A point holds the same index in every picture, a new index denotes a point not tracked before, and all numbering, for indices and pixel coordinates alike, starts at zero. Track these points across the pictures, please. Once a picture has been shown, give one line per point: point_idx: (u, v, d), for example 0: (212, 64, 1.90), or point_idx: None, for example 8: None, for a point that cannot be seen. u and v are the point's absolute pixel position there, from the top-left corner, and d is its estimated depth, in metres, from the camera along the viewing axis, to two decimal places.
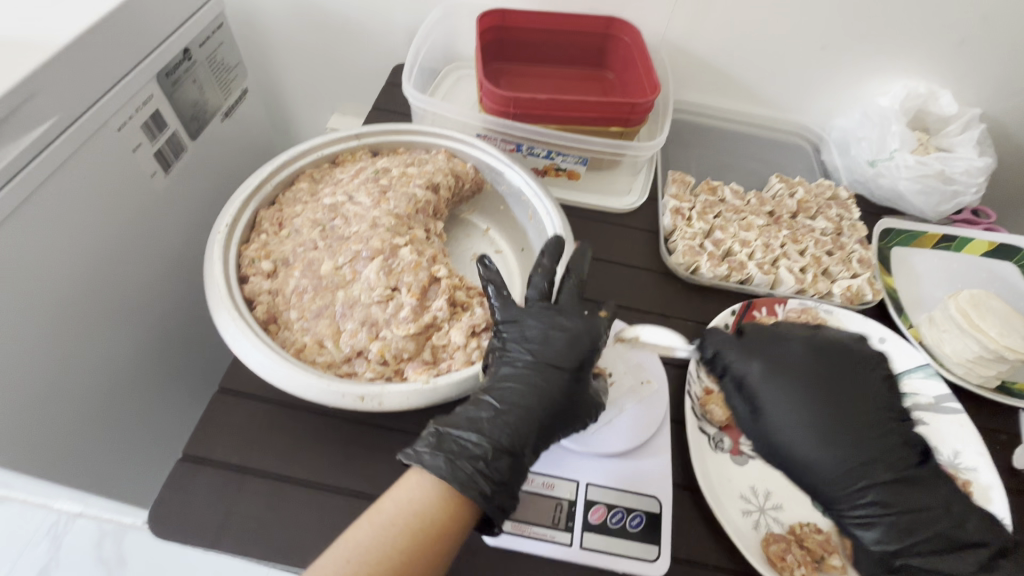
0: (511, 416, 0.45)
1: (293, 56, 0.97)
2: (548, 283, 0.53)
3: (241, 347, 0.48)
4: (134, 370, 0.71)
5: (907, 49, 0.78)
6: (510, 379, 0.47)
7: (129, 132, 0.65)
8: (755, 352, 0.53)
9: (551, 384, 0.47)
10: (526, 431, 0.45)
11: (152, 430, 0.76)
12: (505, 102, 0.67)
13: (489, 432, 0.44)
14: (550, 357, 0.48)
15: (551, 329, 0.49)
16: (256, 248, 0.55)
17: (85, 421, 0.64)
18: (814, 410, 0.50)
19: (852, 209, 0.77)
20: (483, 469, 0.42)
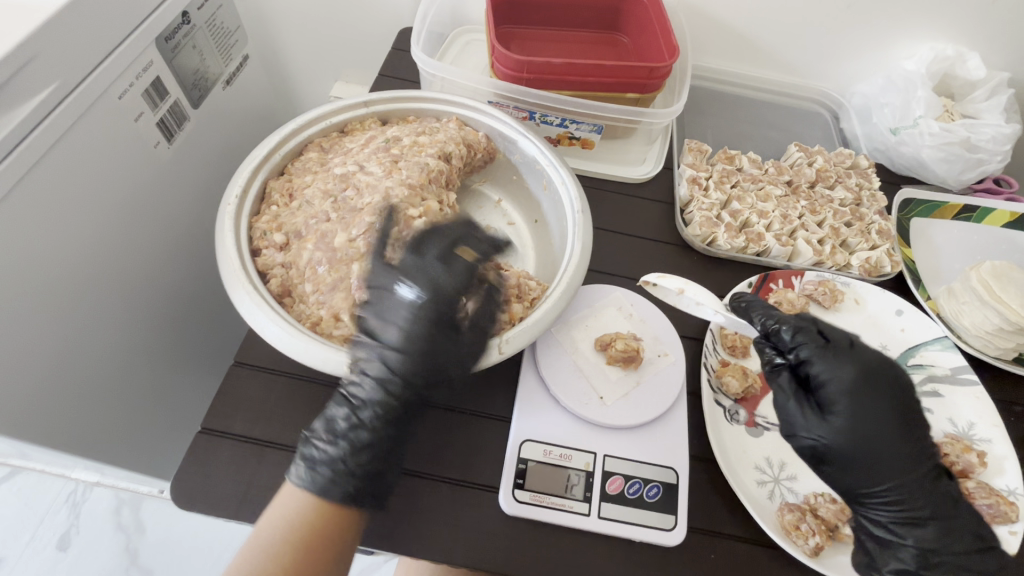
0: (359, 405, 0.45)
1: (294, 19, 0.94)
2: (417, 253, 0.48)
3: (257, 321, 0.47)
4: (145, 345, 0.71)
5: (937, 8, 0.74)
6: (365, 363, 0.45)
7: (130, 100, 0.63)
8: (849, 358, 0.48)
9: (394, 369, 0.45)
10: (359, 425, 0.44)
11: (166, 404, 0.77)
12: (519, 67, 0.65)
13: (342, 433, 0.44)
14: (403, 337, 0.46)
15: (406, 309, 0.46)
16: (268, 220, 0.54)
17: (99, 393, 0.64)
18: (891, 427, 0.46)
19: (872, 178, 0.75)
20: (326, 458, 0.43)
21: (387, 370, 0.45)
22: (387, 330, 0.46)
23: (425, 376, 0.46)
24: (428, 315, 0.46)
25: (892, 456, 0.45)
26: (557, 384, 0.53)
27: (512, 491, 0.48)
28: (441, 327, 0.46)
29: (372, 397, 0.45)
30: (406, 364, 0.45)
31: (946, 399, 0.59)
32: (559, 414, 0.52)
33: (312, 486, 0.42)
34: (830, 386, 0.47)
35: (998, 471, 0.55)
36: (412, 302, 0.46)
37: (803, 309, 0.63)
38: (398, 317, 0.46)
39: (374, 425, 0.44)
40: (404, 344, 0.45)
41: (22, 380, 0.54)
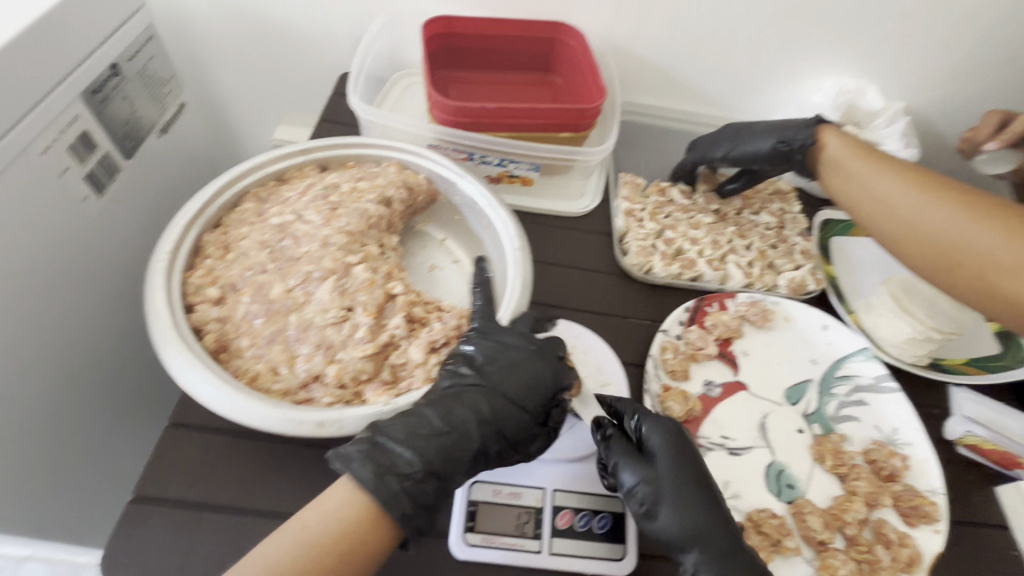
0: (436, 432, 0.45)
1: (231, 65, 0.94)
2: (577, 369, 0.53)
3: (189, 380, 0.46)
4: (75, 407, 0.68)
5: (835, 47, 0.82)
6: (467, 400, 0.47)
7: (55, 156, 0.62)
8: (665, 424, 0.51)
9: (498, 415, 0.48)
10: (465, 452, 0.46)
11: (99, 466, 0.73)
12: (455, 112, 0.67)
13: (423, 451, 0.44)
14: (510, 392, 0.49)
15: (529, 376, 0.49)
16: (202, 274, 0.53)
17: (20, 464, 0.60)
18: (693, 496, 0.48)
19: (792, 202, 0.80)
20: (395, 468, 0.42)
21: (518, 429, 0.48)
22: (510, 393, 0.49)
23: (508, 434, 0.48)
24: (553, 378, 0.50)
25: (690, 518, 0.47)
26: None
27: (463, 534, 0.48)
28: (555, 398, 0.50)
29: (468, 434, 0.46)
30: (515, 415, 0.48)
31: (871, 407, 0.63)
32: None
33: (376, 497, 0.41)
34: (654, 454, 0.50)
35: (921, 472, 0.58)
36: (548, 363, 0.50)
37: (738, 330, 0.67)
38: (523, 381, 0.49)
39: (470, 458, 0.46)
40: (513, 408, 0.48)
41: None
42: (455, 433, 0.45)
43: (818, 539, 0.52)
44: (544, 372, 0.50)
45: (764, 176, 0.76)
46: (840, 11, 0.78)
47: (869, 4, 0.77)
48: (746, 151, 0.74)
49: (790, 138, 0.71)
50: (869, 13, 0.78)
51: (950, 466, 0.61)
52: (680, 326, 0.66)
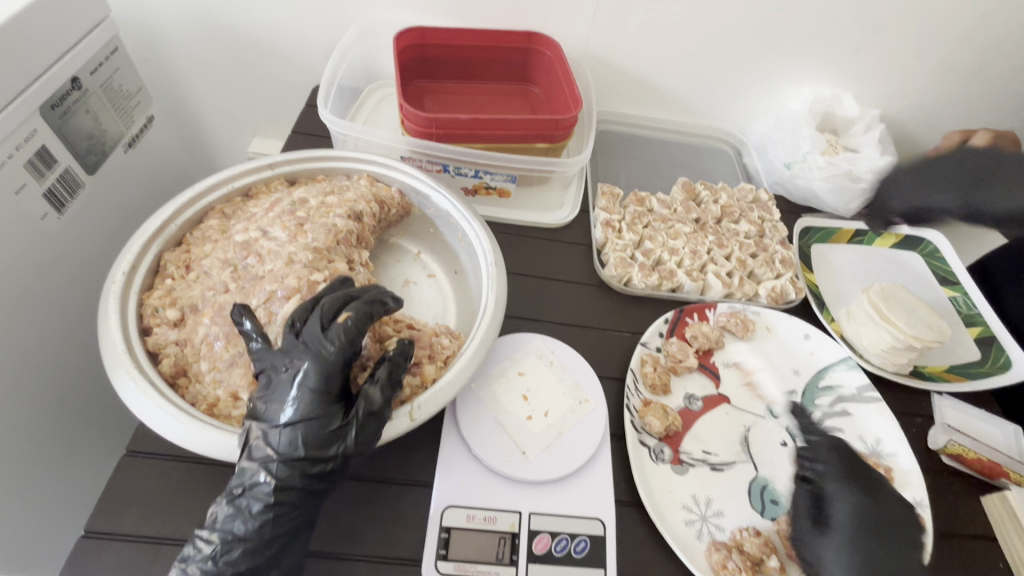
0: (253, 497, 0.41)
1: (202, 77, 0.92)
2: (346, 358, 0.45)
3: (144, 409, 0.44)
4: (32, 434, 0.65)
5: (810, 55, 0.82)
6: (271, 426, 0.43)
7: (10, 173, 0.59)
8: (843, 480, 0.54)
9: (294, 435, 0.42)
10: (282, 487, 0.42)
11: (55, 494, 0.70)
12: (427, 124, 0.66)
13: (247, 505, 0.42)
14: (293, 406, 0.43)
15: (302, 383, 0.43)
16: (160, 295, 0.51)
17: None
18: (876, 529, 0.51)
19: (773, 211, 0.80)
20: (234, 530, 0.41)
21: (329, 432, 0.43)
22: (292, 406, 0.43)
23: (312, 451, 0.42)
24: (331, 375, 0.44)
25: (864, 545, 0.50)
26: (479, 442, 0.51)
27: (435, 563, 0.46)
28: (327, 394, 0.44)
29: (273, 464, 0.42)
30: (306, 431, 0.42)
31: (855, 418, 0.63)
32: (482, 475, 0.50)
33: (216, 560, 0.40)
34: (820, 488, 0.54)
35: (906, 483, 0.57)
36: (302, 364, 0.44)
37: (718, 341, 0.66)
38: (296, 388, 0.43)
39: (290, 486, 0.42)
40: (304, 414, 0.43)
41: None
42: (268, 487, 0.41)
43: (782, 554, 0.52)
44: (305, 375, 0.44)
45: None
46: (814, 20, 0.78)
47: (844, 13, 0.77)
48: None
49: None
50: (844, 22, 0.78)
51: (934, 476, 0.60)
52: (660, 338, 0.65)
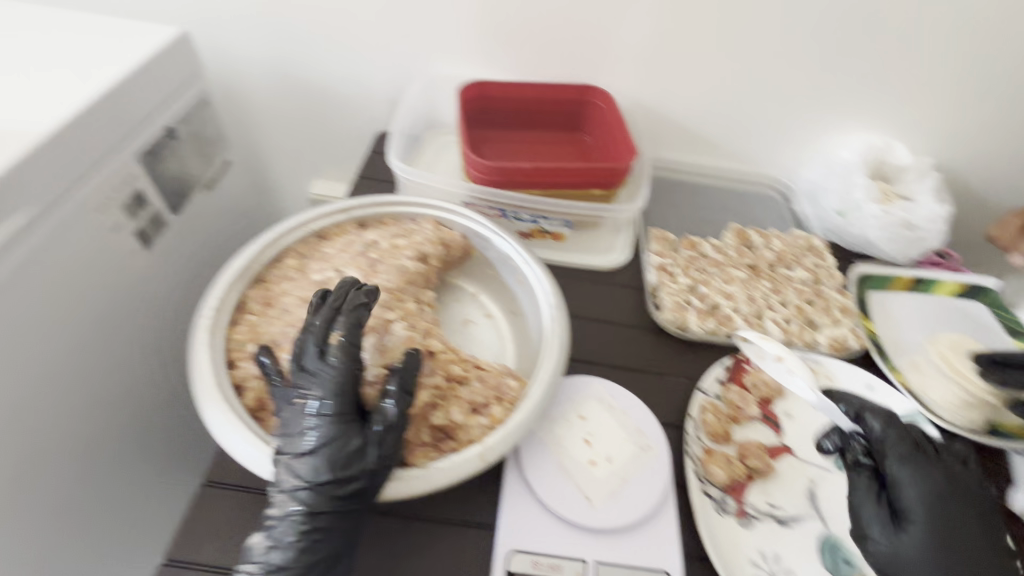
0: (287, 526, 0.43)
1: (274, 125, 0.99)
2: (350, 379, 0.46)
3: (232, 440, 0.46)
4: (104, 458, 0.68)
5: (857, 105, 0.84)
6: (296, 456, 0.44)
7: (109, 213, 0.65)
8: (926, 470, 0.51)
9: (318, 461, 0.44)
10: (314, 515, 0.44)
11: (119, 523, 0.72)
12: (489, 171, 0.70)
13: (281, 537, 0.43)
14: (310, 435, 0.44)
15: (317, 408, 0.45)
16: (245, 330, 0.54)
17: (47, 515, 0.61)
18: (941, 511, 0.49)
19: (827, 257, 0.79)
20: (276, 562, 0.43)
21: (350, 453, 0.44)
22: (310, 433, 0.45)
23: (337, 474, 0.44)
24: (341, 400, 0.45)
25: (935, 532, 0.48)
26: (543, 486, 0.51)
27: None
28: (344, 415, 0.45)
29: (303, 492, 0.44)
30: (330, 456, 0.44)
31: None
32: (546, 520, 0.50)
33: None
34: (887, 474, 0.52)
35: None
36: (313, 391, 0.46)
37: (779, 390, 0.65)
38: (314, 416, 0.45)
39: (324, 511, 0.44)
40: (324, 439, 0.44)
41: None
42: (300, 514, 0.43)
43: None
44: (320, 402, 0.45)
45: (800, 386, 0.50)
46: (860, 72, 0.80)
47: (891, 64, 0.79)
48: None
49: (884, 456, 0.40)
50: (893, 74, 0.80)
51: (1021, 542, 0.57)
52: (719, 384, 0.64)
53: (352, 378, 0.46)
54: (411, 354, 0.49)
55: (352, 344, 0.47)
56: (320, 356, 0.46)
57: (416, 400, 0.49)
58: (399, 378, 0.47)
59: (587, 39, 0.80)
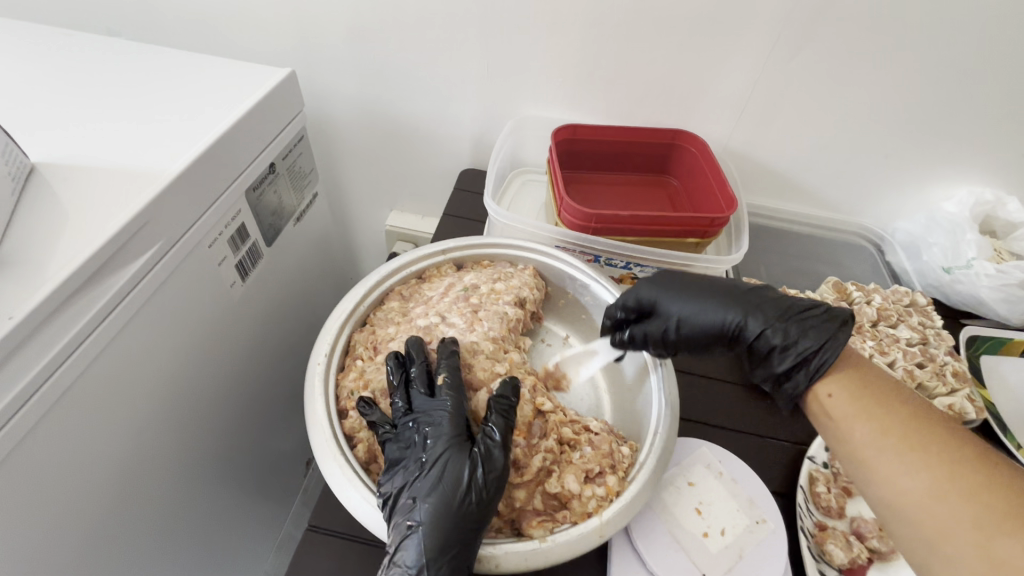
0: (409, 543, 0.43)
1: (357, 158, 1.02)
2: (457, 407, 0.49)
3: (348, 497, 0.46)
4: (184, 481, 0.69)
5: (969, 157, 0.79)
6: (416, 475, 0.46)
7: (217, 248, 0.68)
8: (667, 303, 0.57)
9: (435, 479, 0.45)
10: (433, 532, 0.43)
11: (189, 545, 0.73)
12: (586, 219, 0.68)
13: (405, 556, 0.42)
14: (428, 456, 0.46)
15: (437, 430, 0.48)
16: (354, 377, 0.54)
17: (133, 535, 0.62)
18: (713, 282, 0.57)
19: (933, 316, 0.75)
20: None
21: (460, 474, 0.45)
22: (426, 451, 0.47)
23: (452, 491, 0.44)
24: (452, 424, 0.48)
25: (702, 296, 0.56)
26: (654, 557, 0.49)
27: None
28: (459, 437, 0.47)
29: (421, 505, 0.44)
30: (445, 473, 0.45)
31: None
32: None
33: None
34: (642, 296, 0.58)
35: None
36: (433, 417, 0.49)
37: None
38: (432, 438, 0.47)
39: (443, 527, 0.43)
40: (440, 457, 0.46)
41: (70, 531, 0.53)
42: (419, 529, 0.43)
43: None
44: (439, 426, 0.48)
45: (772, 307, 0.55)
46: (972, 126, 0.76)
47: (1011, 118, 0.75)
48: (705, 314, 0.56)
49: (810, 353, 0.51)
50: (1012, 127, 0.75)
51: None
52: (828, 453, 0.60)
53: (458, 405, 0.49)
54: (516, 384, 0.51)
55: (455, 374, 0.51)
56: (430, 387, 0.50)
57: (531, 464, 0.48)
58: (500, 405, 0.49)
59: (684, 86, 0.79)
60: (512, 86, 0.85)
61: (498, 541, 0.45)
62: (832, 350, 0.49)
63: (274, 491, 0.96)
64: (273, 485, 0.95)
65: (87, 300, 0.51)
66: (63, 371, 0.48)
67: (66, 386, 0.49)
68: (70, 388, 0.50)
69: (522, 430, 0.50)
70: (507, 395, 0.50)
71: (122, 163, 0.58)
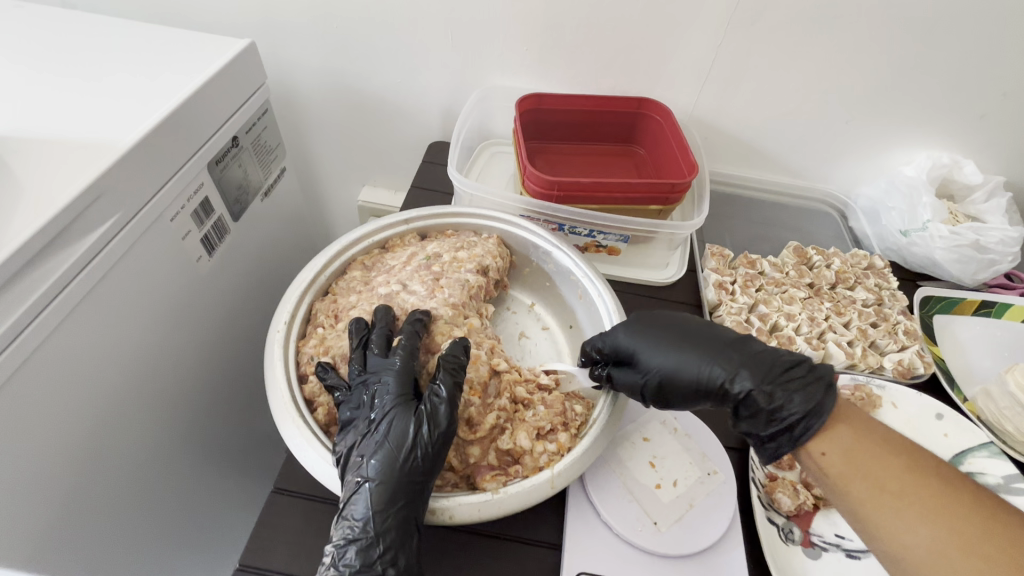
0: (356, 498, 0.44)
1: (326, 132, 1.01)
2: (407, 367, 0.50)
3: (307, 457, 0.47)
4: (154, 453, 0.70)
5: (929, 121, 0.81)
6: (365, 433, 0.47)
7: (180, 222, 0.67)
8: (633, 354, 0.53)
9: (383, 436, 0.46)
10: (379, 489, 0.44)
11: (168, 516, 0.74)
12: (549, 186, 0.69)
13: (353, 511, 0.44)
14: (377, 414, 0.47)
15: (385, 391, 0.49)
16: (315, 343, 0.55)
17: (108, 506, 0.63)
18: (681, 330, 0.52)
19: (890, 278, 0.77)
20: (349, 536, 0.43)
21: (405, 432, 0.46)
22: (375, 410, 0.48)
23: (398, 447, 0.45)
24: (400, 384, 0.49)
25: (699, 348, 0.51)
26: (609, 508, 0.51)
27: None
28: (407, 397, 0.48)
29: (369, 462, 0.45)
30: (392, 430, 0.46)
31: None
32: (611, 542, 0.50)
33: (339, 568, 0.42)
34: (614, 347, 0.54)
35: None
36: (384, 376, 0.50)
37: None
38: (381, 397, 0.48)
39: (388, 483, 0.44)
40: (388, 415, 0.47)
41: (40, 501, 0.54)
42: (367, 484, 0.44)
43: None
44: (387, 386, 0.49)
45: (761, 361, 0.49)
46: (934, 91, 0.77)
47: (969, 81, 0.76)
48: (670, 363, 0.51)
49: (781, 411, 0.46)
50: (969, 90, 0.76)
51: None
52: None
53: (410, 367, 0.51)
54: (468, 346, 0.53)
55: (410, 337, 0.52)
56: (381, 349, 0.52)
57: (484, 422, 0.50)
58: (450, 366, 0.50)
59: (649, 53, 0.79)
60: (478, 55, 0.84)
61: (454, 494, 0.47)
62: (816, 417, 0.45)
63: (253, 463, 0.97)
64: (252, 458, 0.96)
65: (40, 271, 0.50)
66: (20, 341, 0.49)
67: (25, 356, 0.49)
68: (30, 357, 0.50)
69: (479, 389, 0.52)
70: (458, 356, 0.51)
71: (75, 134, 0.58)
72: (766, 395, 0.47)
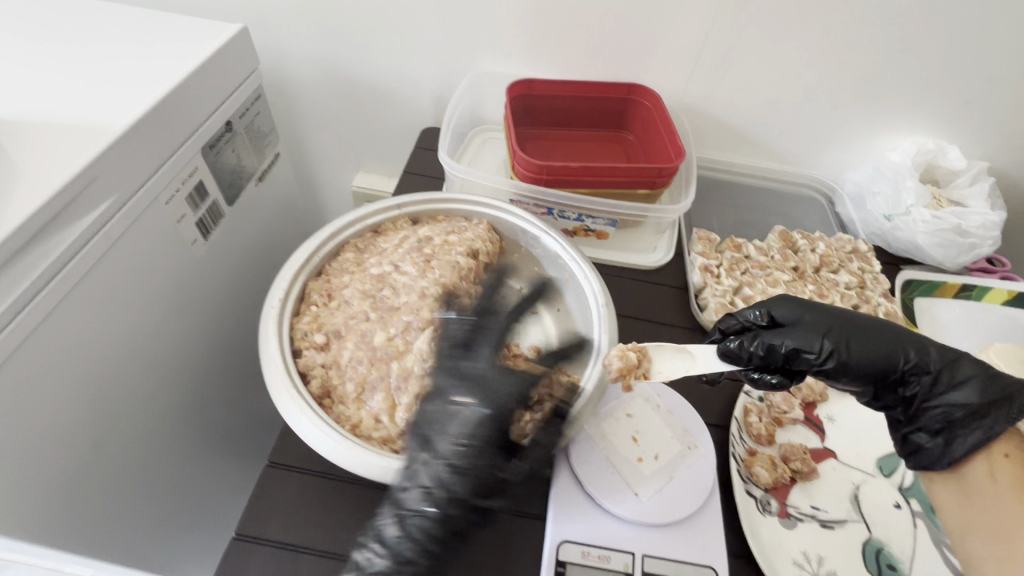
0: (421, 500, 0.46)
1: (320, 118, 1.02)
2: (493, 367, 0.53)
3: (301, 426, 0.49)
4: (151, 431, 0.72)
5: (914, 108, 0.82)
6: (450, 441, 0.48)
7: (175, 205, 0.68)
8: (810, 329, 0.53)
9: (467, 447, 0.48)
10: (449, 495, 0.46)
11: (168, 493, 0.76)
12: (538, 170, 0.70)
13: (416, 512, 0.46)
14: (465, 423, 0.49)
15: (472, 399, 0.51)
16: (309, 320, 0.57)
17: (107, 482, 0.65)
18: (868, 322, 0.54)
19: (874, 261, 0.79)
20: (411, 535, 0.45)
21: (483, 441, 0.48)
22: (470, 417, 0.49)
23: (477, 457, 0.47)
24: (509, 387, 0.51)
25: (878, 338, 0.53)
26: (592, 480, 0.53)
27: None
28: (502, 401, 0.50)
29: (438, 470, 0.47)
30: (480, 441, 0.48)
31: None
32: (594, 511, 0.52)
33: (394, 558, 0.44)
34: (787, 321, 0.55)
35: None
36: (478, 378, 0.52)
37: (822, 394, 0.66)
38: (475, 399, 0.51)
39: (460, 490, 0.46)
40: (480, 424, 0.49)
41: (40, 475, 0.56)
42: (435, 489, 0.46)
43: None
44: (481, 389, 0.51)
45: (948, 367, 0.51)
46: (919, 78, 0.78)
47: (953, 68, 0.77)
48: (861, 346, 0.52)
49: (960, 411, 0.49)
50: (953, 76, 0.78)
51: None
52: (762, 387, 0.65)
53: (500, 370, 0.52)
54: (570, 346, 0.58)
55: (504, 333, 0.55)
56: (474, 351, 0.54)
57: (473, 392, 0.52)
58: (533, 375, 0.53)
59: (638, 39, 0.80)
60: (469, 41, 0.85)
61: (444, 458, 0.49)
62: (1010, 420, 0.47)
63: (249, 444, 0.99)
64: (247, 438, 0.98)
65: (36, 251, 0.52)
66: (20, 318, 0.50)
67: (25, 334, 0.51)
68: (29, 335, 0.51)
69: (468, 361, 0.54)
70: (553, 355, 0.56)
71: (71, 118, 0.59)
72: (956, 392, 0.49)
